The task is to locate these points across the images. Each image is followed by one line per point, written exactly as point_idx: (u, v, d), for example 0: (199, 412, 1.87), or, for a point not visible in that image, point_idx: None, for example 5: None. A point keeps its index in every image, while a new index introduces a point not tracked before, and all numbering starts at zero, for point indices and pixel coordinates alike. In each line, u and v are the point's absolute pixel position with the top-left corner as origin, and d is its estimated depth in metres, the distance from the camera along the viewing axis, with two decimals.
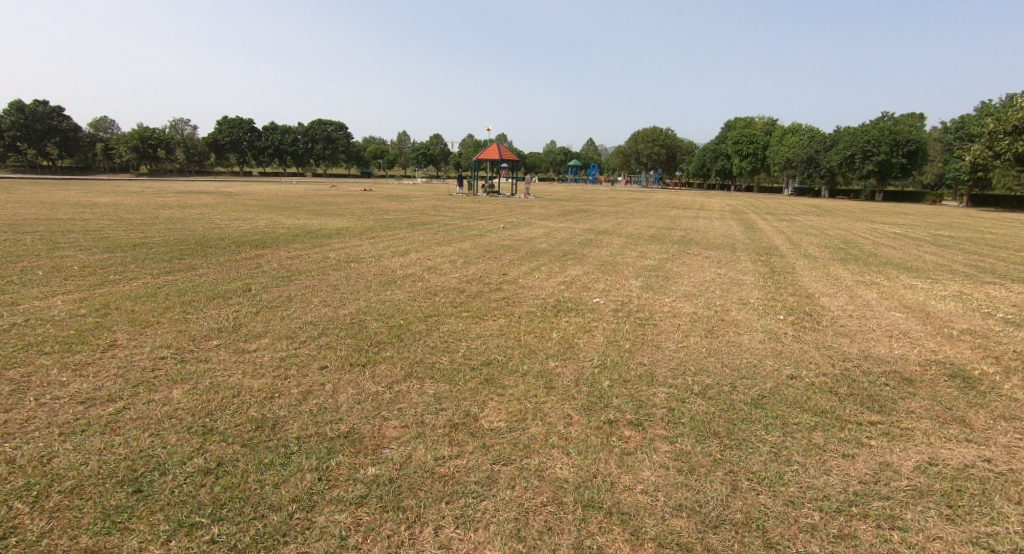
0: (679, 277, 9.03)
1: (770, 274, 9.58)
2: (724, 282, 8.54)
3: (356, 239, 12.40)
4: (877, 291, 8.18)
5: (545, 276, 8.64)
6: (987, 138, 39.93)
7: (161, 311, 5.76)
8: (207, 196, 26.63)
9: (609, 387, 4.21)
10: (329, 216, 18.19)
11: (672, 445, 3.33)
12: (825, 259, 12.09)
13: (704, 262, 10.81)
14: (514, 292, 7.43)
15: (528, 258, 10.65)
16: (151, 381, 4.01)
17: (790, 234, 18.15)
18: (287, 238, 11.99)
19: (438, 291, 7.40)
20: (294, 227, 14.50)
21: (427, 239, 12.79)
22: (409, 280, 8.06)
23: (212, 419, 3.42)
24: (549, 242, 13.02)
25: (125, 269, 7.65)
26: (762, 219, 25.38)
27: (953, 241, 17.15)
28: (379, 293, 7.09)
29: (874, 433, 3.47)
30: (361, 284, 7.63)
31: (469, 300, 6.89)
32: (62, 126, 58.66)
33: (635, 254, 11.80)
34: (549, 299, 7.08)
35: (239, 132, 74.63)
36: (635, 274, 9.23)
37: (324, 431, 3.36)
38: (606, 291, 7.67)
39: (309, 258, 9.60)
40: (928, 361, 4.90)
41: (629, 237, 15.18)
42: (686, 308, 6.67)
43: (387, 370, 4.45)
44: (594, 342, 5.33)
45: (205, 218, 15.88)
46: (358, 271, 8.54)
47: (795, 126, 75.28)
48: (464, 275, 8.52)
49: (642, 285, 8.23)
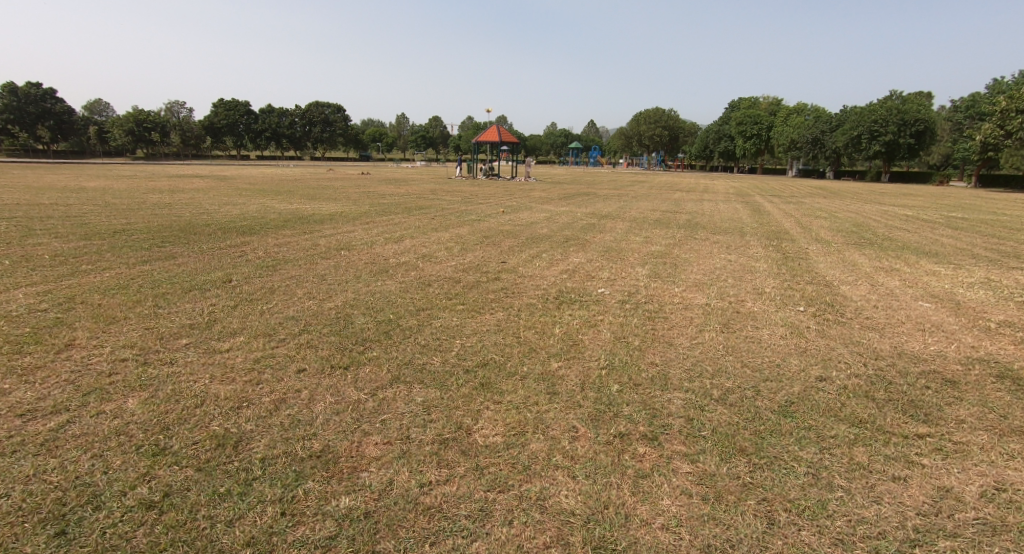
0: (687, 264, 8.57)
1: (783, 260, 9.13)
2: (736, 270, 8.10)
3: (350, 224, 11.93)
4: (900, 279, 7.72)
5: (547, 264, 8.18)
6: (998, 117, 39.16)
7: (130, 305, 5.32)
8: (201, 180, 26.15)
9: (619, 392, 3.78)
10: (324, 200, 17.70)
11: (693, 465, 2.89)
12: (839, 243, 11.60)
13: (712, 248, 10.33)
14: (513, 282, 6.97)
15: (529, 244, 10.20)
16: (106, 387, 3.57)
17: (799, 217, 17.64)
18: (278, 225, 11.51)
19: (432, 281, 6.94)
20: (286, 212, 14.02)
21: (424, 224, 12.32)
22: (403, 269, 7.62)
23: (166, 436, 2.98)
24: (550, 228, 12.56)
25: (99, 258, 7.21)
26: (768, 201, 24.76)
27: (968, 223, 16.60)
28: (370, 284, 6.65)
29: (925, 449, 3.03)
30: (350, 274, 7.17)
31: (465, 292, 6.44)
32: (56, 109, 57.78)
33: (641, 239, 11.35)
34: (550, 289, 6.61)
35: (236, 115, 73.62)
36: (640, 261, 8.76)
37: (294, 450, 2.92)
38: (611, 280, 7.21)
39: (297, 245, 9.16)
40: (970, 360, 4.45)
41: (633, 222, 14.66)
42: (697, 299, 6.21)
43: (372, 373, 4.02)
44: (600, 339, 4.89)
45: (194, 203, 15.36)
46: (348, 260, 8.07)
47: (800, 106, 74.20)
48: (461, 264, 8.06)
49: (649, 273, 7.79)
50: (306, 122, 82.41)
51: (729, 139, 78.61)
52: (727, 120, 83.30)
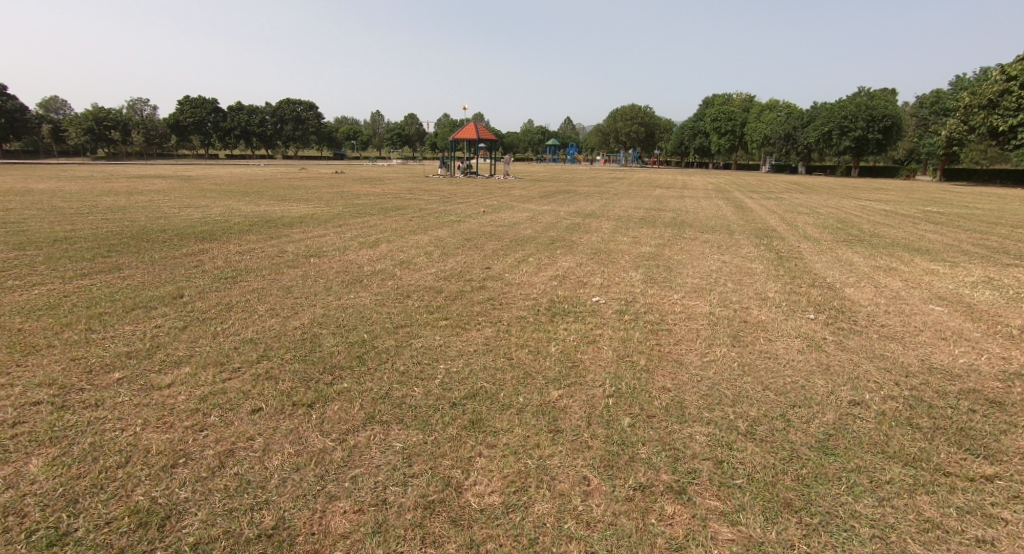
0: (681, 267, 8.12)
1: (779, 260, 8.75)
2: (732, 272, 7.69)
3: (321, 228, 11.22)
4: (902, 278, 7.37)
5: (534, 269, 7.64)
6: (962, 112, 40.04)
7: (58, 331, 4.62)
8: (163, 180, 24.94)
9: (632, 427, 3.24)
10: (294, 201, 16.89)
11: (734, 530, 2.41)
12: (828, 241, 11.30)
13: (703, 249, 9.95)
14: (500, 292, 6.40)
15: (512, 246, 9.66)
16: (5, 444, 2.92)
17: (781, 213, 17.44)
18: (242, 229, 10.74)
19: (411, 292, 6.34)
20: (252, 215, 13.22)
21: (400, 226, 11.68)
22: (379, 277, 7.00)
23: (70, 514, 2.41)
24: (533, 228, 12.05)
25: (31, 274, 6.44)
26: (747, 197, 24.59)
27: (946, 217, 16.52)
28: (341, 297, 6.03)
29: (1001, 495, 2.59)
30: (320, 285, 6.52)
31: (448, 304, 5.86)
32: (9, 108, 55.16)
33: (628, 240, 10.92)
34: (540, 299, 6.06)
35: (202, 113, 71.36)
36: (632, 264, 8.28)
37: (238, 529, 2.37)
38: (604, 287, 6.69)
39: (262, 252, 8.45)
40: (1008, 375, 4.03)
41: (617, 221, 14.20)
42: (700, 308, 5.74)
43: (343, 410, 3.42)
44: (602, 359, 4.35)
45: (152, 207, 14.43)
46: (319, 268, 7.42)
47: (771, 102, 75.21)
48: (441, 270, 7.46)
49: (644, 277, 7.33)
50: (276, 121, 80.44)
51: (703, 135, 79.26)
52: (701, 116, 83.89)
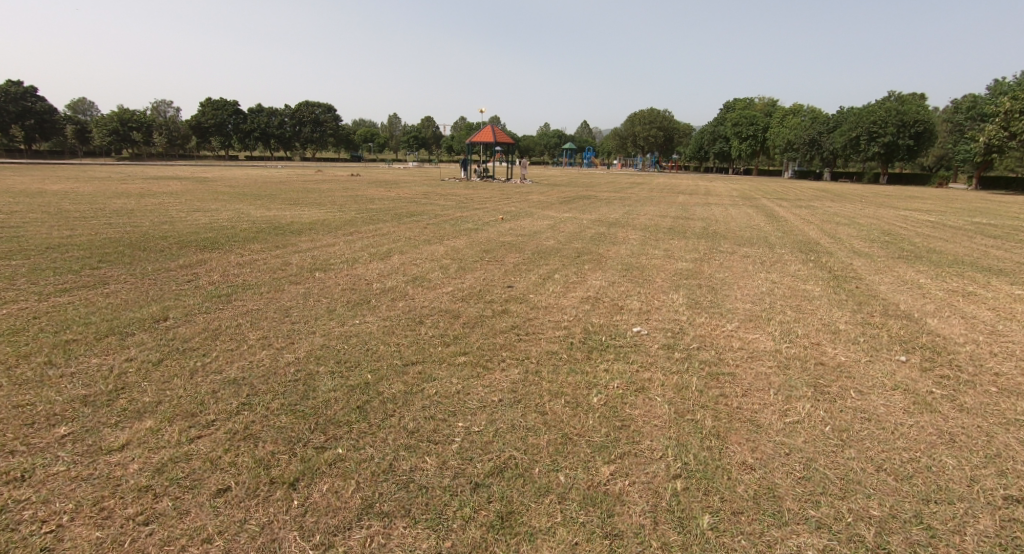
0: (727, 289, 7.24)
1: (836, 281, 7.84)
2: (787, 296, 6.81)
3: (331, 236, 10.55)
4: (989, 307, 6.42)
5: (563, 289, 6.84)
6: (1000, 118, 38.32)
7: (10, 366, 3.92)
8: (179, 182, 24.69)
9: (716, 536, 2.45)
10: (307, 205, 16.35)
11: None
12: (882, 256, 10.33)
13: (746, 266, 9.05)
14: (525, 319, 5.59)
15: (535, 259, 8.88)
16: None
17: (820, 223, 16.41)
18: (248, 236, 10.13)
19: (424, 316, 5.57)
20: (261, 220, 12.60)
21: (415, 235, 10.96)
22: (390, 297, 6.26)
23: None
24: (557, 238, 11.25)
25: (7, 288, 5.80)
26: (777, 205, 23.47)
27: (1002, 230, 15.32)
28: (346, 321, 5.29)
29: None
30: (322, 306, 5.79)
31: (467, 333, 5.08)
32: (36, 108, 56.03)
33: (660, 253, 10.09)
34: (573, 329, 5.25)
35: (223, 115, 71.96)
36: (670, 283, 7.43)
37: None
38: (644, 314, 5.84)
39: (264, 263, 7.77)
40: None
41: (645, 230, 13.31)
42: (763, 345, 4.87)
43: (334, 495, 2.66)
44: (657, 416, 3.51)
45: (159, 210, 13.92)
46: (323, 284, 6.69)
47: (796, 107, 73.62)
48: (458, 289, 6.69)
49: (687, 300, 6.48)
50: (295, 122, 80.74)
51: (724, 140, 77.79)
52: (722, 121, 82.40)
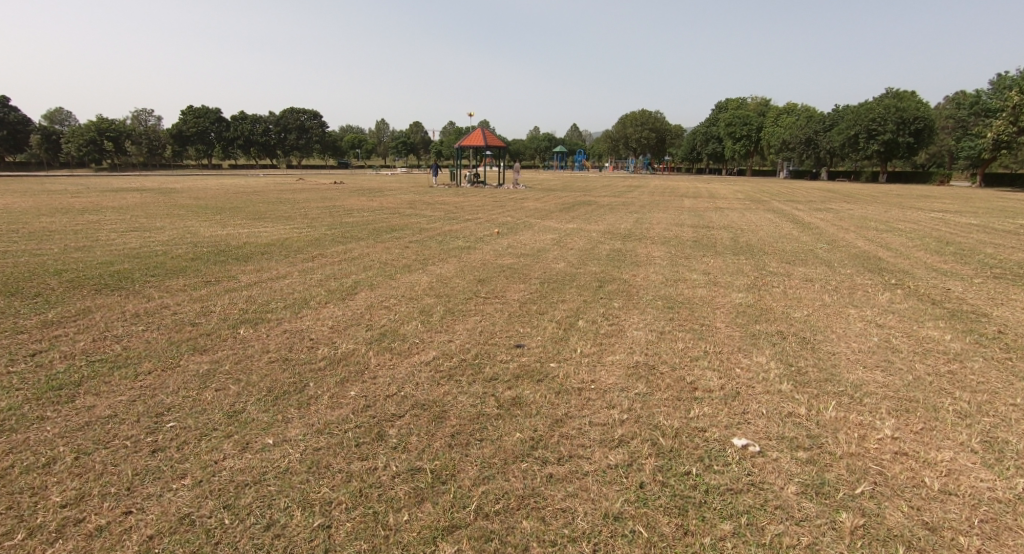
0: (825, 339, 5.13)
1: (958, 320, 5.76)
2: (922, 352, 4.70)
3: (283, 263, 8.37)
4: None
5: (597, 349, 4.69)
6: (1008, 112, 36.58)
7: None
8: (138, 194, 22.32)
9: None
10: (273, 220, 14.17)
11: None
12: (974, 276, 8.24)
13: (819, 296, 6.97)
14: (552, 420, 3.42)
15: (547, 293, 6.76)
16: None
17: (860, 230, 14.34)
18: (175, 267, 7.91)
19: (385, 422, 3.38)
20: (207, 242, 10.40)
21: (392, 258, 8.82)
22: (339, 375, 4.09)
23: None
24: (567, 258, 9.17)
25: None
26: (794, 208, 21.46)
27: None
28: (247, 442, 3.10)
29: None
30: (222, 401, 3.62)
31: (457, 466, 2.92)
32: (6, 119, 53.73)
33: (700, 277, 8.01)
34: (637, 447, 3.11)
35: (204, 123, 69.44)
36: (742, 333, 5.28)
37: None
38: (738, 403, 3.68)
39: (172, 314, 5.58)
40: None
41: (667, 244, 11.25)
42: (984, 483, 2.74)
43: None
44: None
45: (89, 231, 11.65)
46: (242, 353, 4.50)
47: (791, 106, 72.22)
48: (442, 355, 4.50)
49: (784, 367, 4.35)
50: (279, 130, 78.36)
51: (717, 140, 76.31)
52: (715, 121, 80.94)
